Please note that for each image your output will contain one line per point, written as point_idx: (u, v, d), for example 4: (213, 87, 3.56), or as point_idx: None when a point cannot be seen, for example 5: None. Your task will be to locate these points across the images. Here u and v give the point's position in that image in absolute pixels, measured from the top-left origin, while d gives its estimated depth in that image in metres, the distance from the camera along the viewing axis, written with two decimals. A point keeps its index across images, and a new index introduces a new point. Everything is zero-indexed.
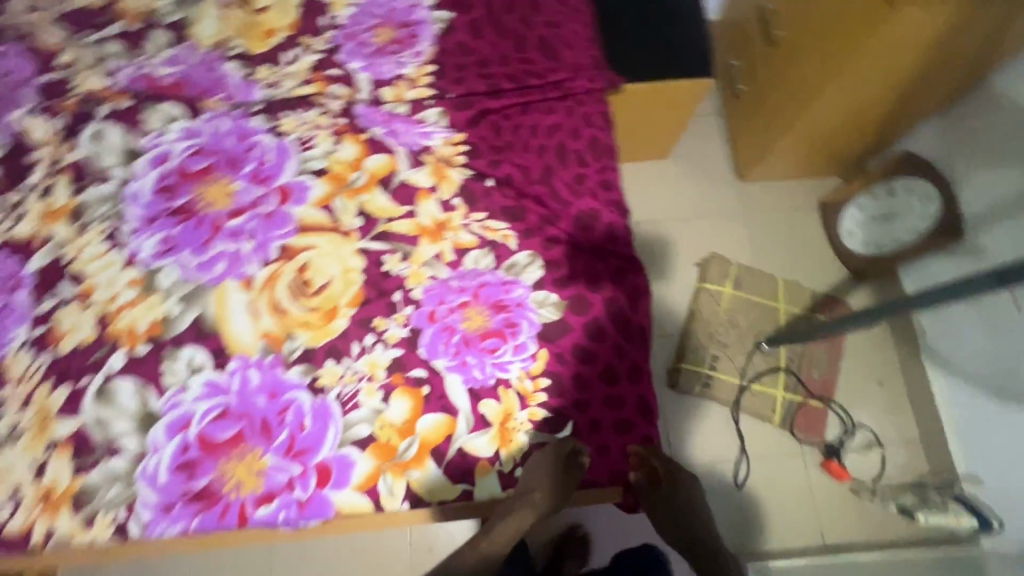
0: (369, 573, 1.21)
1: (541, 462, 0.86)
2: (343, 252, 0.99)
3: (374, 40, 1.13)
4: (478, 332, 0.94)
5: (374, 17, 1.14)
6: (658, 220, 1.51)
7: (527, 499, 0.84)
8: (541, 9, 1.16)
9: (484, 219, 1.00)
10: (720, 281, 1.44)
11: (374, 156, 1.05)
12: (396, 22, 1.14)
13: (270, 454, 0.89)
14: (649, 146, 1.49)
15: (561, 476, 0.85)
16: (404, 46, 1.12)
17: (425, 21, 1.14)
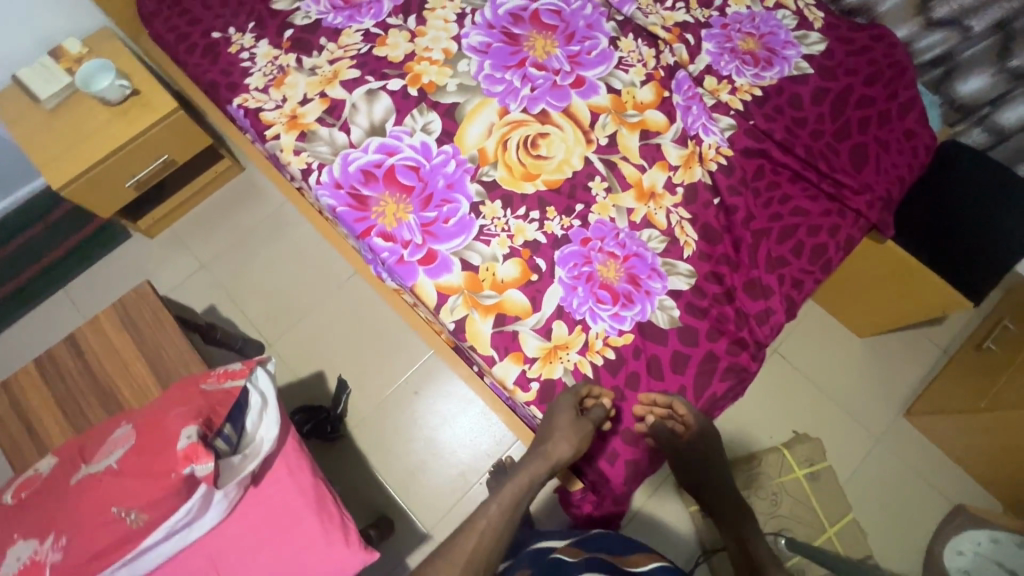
0: (377, 356, 1.48)
1: (561, 417, 0.89)
2: (575, 149, 1.13)
3: (738, 41, 1.22)
4: (602, 279, 1.03)
5: (754, 27, 1.23)
6: (796, 369, 1.48)
7: (544, 456, 0.87)
8: (886, 126, 1.15)
9: (685, 219, 1.07)
10: (800, 462, 1.36)
11: (656, 112, 1.16)
12: (767, 43, 1.22)
13: (414, 216, 1.09)
14: (855, 310, 1.43)
15: (579, 427, 0.88)
16: (754, 63, 1.20)
17: (787, 59, 1.20)
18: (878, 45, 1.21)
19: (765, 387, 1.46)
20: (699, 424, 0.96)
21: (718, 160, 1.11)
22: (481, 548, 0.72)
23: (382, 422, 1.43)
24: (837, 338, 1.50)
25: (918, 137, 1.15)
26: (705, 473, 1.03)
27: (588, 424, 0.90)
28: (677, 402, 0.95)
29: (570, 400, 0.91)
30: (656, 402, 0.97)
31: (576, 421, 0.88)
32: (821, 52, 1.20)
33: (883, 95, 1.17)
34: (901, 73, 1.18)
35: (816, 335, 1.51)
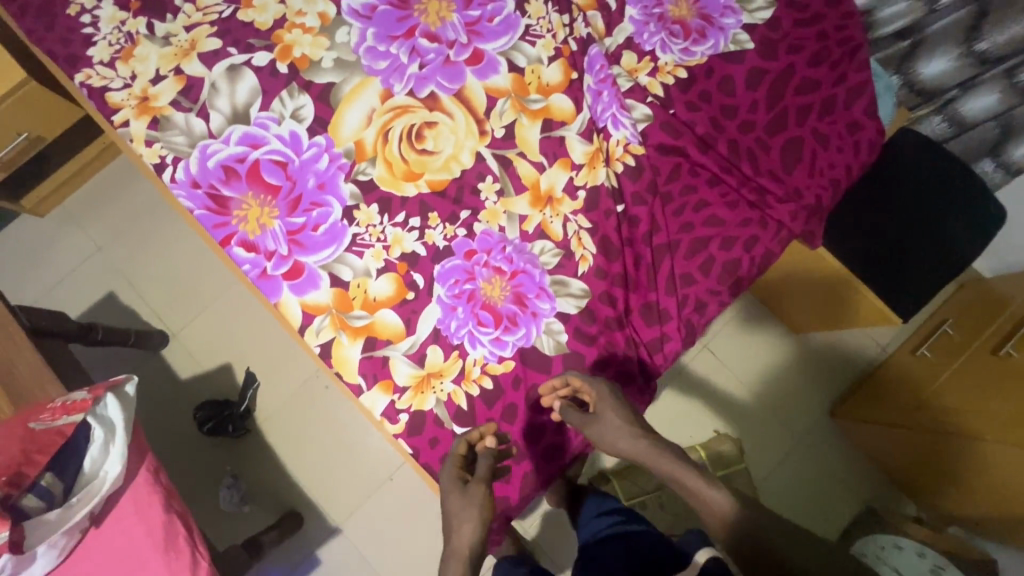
0: (283, 351, 1.42)
1: (451, 499, 0.84)
2: (465, 143, 0.99)
3: (668, 6, 1.03)
4: (485, 299, 0.93)
5: None
6: (755, 348, 1.41)
7: (457, 554, 0.82)
8: (829, 118, 0.99)
9: (583, 229, 0.95)
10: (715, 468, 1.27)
11: (563, 96, 1.00)
12: (700, 10, 1.03)
13: (279, 222, 0.96)
14: (791, 309, 1.33)
15: (467, 502, 0.83)
16: (683, 35, 1.02)
17: (722, 32, 1.02)
18: (831, 16, 1.03)
19: (726, 362, 1.40)
20: (598, 389, 0.87)
21: (627, 160, 0.97)
22: None
23: (291, 419, 1.39)
24: (773, 333, 1.42)
25: (863, 130, 1.00)
26: (629, 447, 0.86)
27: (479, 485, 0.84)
28: (571, 375, 0.88)
29: (451, 469, 0.85)
30: (557, 387, 0.89)
31: (462, 497, 0.83)
32: (764, 22, 1.02)
33: (829, 79, 1.00)
34: (853, 52, 1.01)
35: (764, 322, 1.43)
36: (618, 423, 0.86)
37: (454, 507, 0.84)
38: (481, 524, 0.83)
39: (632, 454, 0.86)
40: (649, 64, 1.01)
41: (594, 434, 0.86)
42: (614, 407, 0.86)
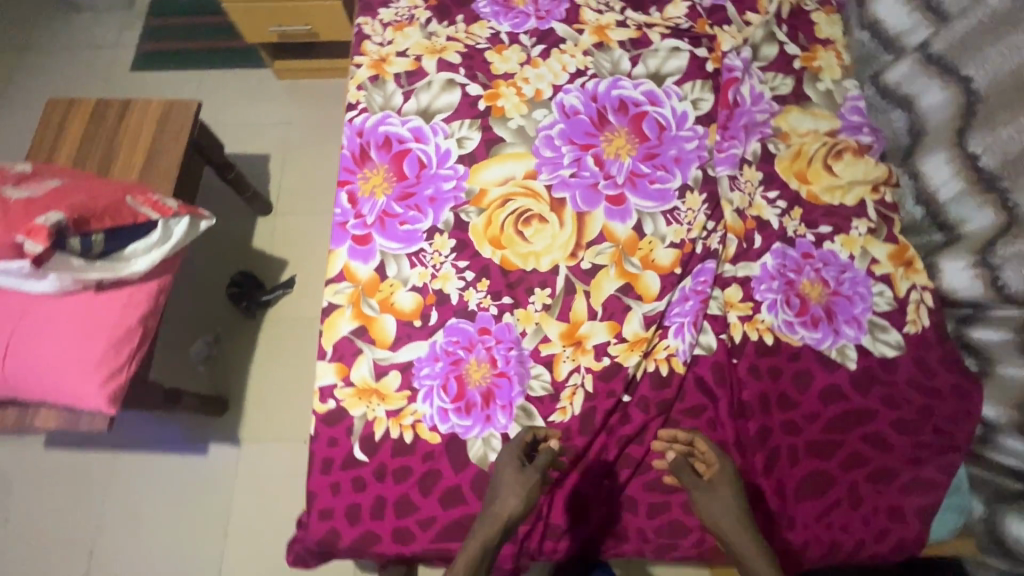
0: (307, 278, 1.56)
1: (504, 472, 0.86)
2: (554, 251, 1.06)
3: (803, 280, 1.02)
4: (464, 373, 0.97)
5: (832, 281, 1.02)
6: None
7: (494, 518, 0.83)
8: (873, 485, 0.90)
9: (582, 388, 0.96)
10: None
11: (657, 278, 1.03)
12: (830, 303, 1.00)
13: (385, 200, 1.10)
14: None
15: (519, 483, 0.84)
16: (797, 311, 0.99)
17: (833, 335, 0.98)
18: (952, 401, 0.93)
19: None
20: (723, 463, 0.86)
21: (663, 367, 0.96)
22: None
23: (282, 334, 1.51)
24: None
25: (900, 524, 0.88)
26: (732, 533, 0.81)
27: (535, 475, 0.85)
28: (699, 439, 0.89)
29: (512, 453, 0.88)
30: (677, 438, 0.91)
31: (517, 475, 0.85)
32: (882, 358, 0.97)
33: (901, 453, 0.91)
34: (945, 450, 0.91)
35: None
36: (729, 505, 0.83)
37: (505, 487, 0.85)
38: (527, 502, 0.83)
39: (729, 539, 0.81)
40: (746, 309, 1.00)
41: (704, 505, 0.84)
42: (733, 492, 0.84)
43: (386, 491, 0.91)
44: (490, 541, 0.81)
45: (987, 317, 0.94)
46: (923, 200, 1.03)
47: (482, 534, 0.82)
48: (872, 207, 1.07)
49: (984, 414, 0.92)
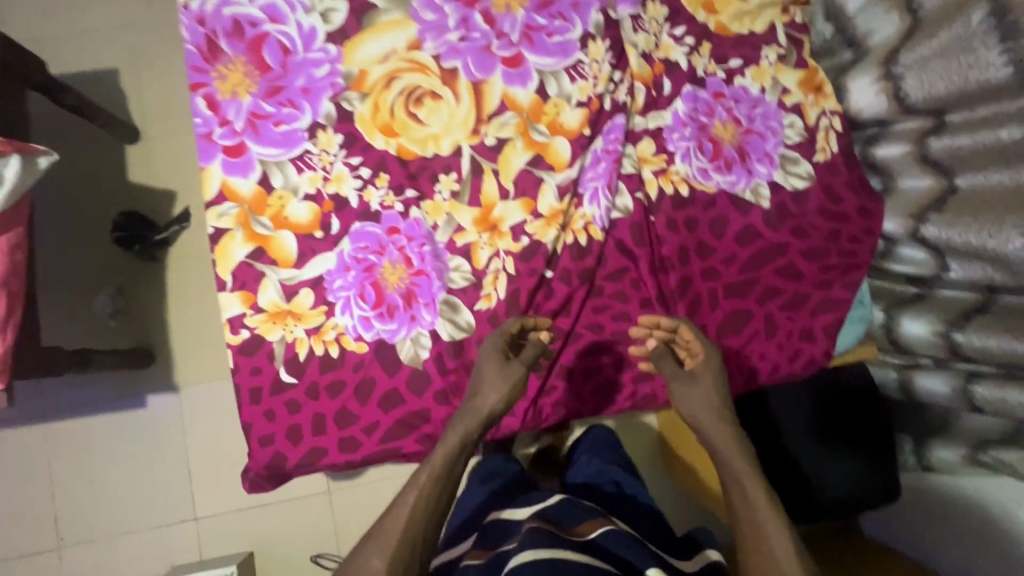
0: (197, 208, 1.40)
1: (487, 366, 0.83)
2: (454, 131, 0.96)
3: (715, 122, 0.97)
4: (380, 277, 0.92)
5: (744, 119, 0.98)
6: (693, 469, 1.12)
7: (473, 413, 0.81)
8: (786, 313, 0.95)
9: (505, 272, 0.93)
10: None
11: (567, 144, 0.96)
12: (743, 143, 0.97)
13: (251, 100, 0.95)
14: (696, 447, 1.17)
15: (500, 377, 0.82)
16: (710, 157, 0.97)
17: (746, 176, 0.97)
18: (858, 222, 0.96)
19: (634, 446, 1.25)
20: (707, 353, 0.83)
21: (582, 237, 0.93)
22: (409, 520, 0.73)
23: (191, 274, 1.39)
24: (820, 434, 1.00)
25: (811, 343, 0.94)
26: (708, 426, 0.79)
27: (517, 368, 0.83)
28: (684, 326, 0.85)
29: (495, 342, 0.85)
30: (658, 326, 0.87)
31: (501, 369, 0.82)
32: (793, 191, 0.97)
33: (811, 279, 0.95)
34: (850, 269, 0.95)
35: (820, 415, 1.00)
36: (710, 397, 0.80)
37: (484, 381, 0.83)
38: (508, 398, 0.82)
39: (706, 428, 0.78)
40: (660, 163, 0.96)
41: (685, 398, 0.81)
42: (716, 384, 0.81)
43: (324, 406, 0.90)
44: (468, 437, 0.80)
45: (889, 132, 0.93)
46: (832, 17, 0.98)
47: (465, 423, 0.81)
48: (782, 32, 1.01)
49: (883, 229, 0.95)
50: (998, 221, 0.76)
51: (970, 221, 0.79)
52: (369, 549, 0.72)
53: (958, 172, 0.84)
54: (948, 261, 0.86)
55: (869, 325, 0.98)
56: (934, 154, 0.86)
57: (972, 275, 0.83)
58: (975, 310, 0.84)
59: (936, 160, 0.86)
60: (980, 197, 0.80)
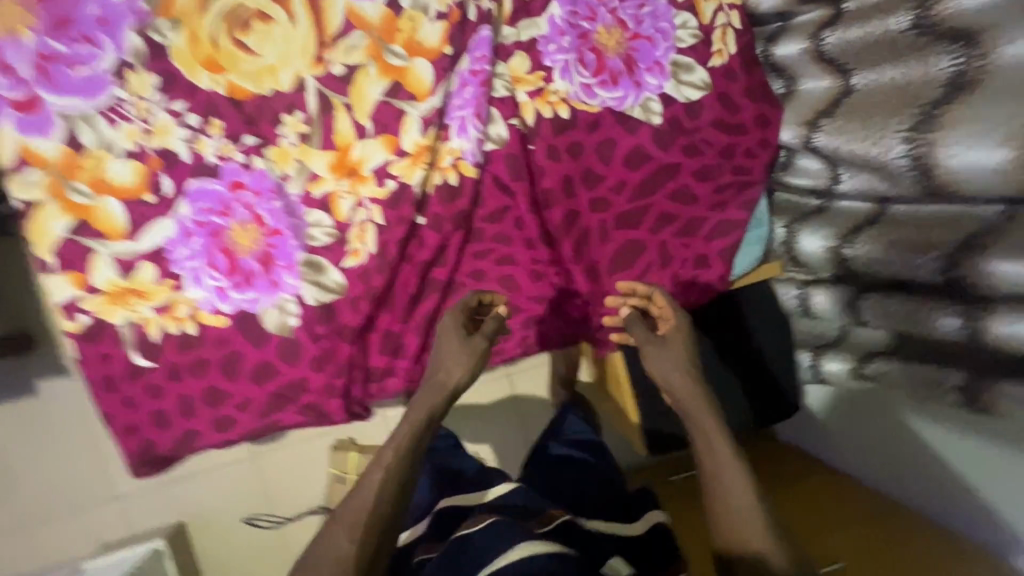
0: None
1: (447, 342, 0.75)
2: (293, 60, 0.81)
3: (597, 27, 0.85)
4: (230, 242, 0.82)
5: (630, 21, 0.85)
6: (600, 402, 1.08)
7: (436, 388, 0.74)
8: (680, 240, 0.89)
9: (372, 223, 0.84)
10: None
11: (428, 66, 0.83)
12: (629, 51, 0.86)
13: (34, 38, 0.76)
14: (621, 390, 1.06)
15: (465, 352, 0.74)
16: (593, 71, 0.85)
17: (634, 90, 0.86)
18: (755, 134, 0.88)
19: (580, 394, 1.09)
20: (679, 317, 0.78)
21: (453, 175, 0.83)
22: (374, 499, 0.69)
23: None
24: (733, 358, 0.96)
25: (708, 269, 0.90)
26: (683, 393, 0.75)
27: (478, 342, 0.75)
28: (658, 292, 0.80)
29: (453, 320, 0.76)
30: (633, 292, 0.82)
31: (462, 344, 0.75)
32: (687, 104, 0.87)
33: (706, 201, 0.88)
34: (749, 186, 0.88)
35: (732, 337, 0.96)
36: (682, 362, 0.76)
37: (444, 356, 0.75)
38: (473, 371, 0.74)
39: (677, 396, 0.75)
40: (536, 81, 0.84)
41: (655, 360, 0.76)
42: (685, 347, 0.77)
43: (187, 388, 0.83)
44: (435, 412, 0.74)
45: (789, 28, 0.83)
46: None
47: (425, 401, 0.74)
48: None
49: (779, 140, 0.87)
50: (881, 125, 0.68)
51: (857, 127, 0.71)
52: (330, 531, 0.67)
53: (854, 70, 0.75)
54: (839, 171, 0.78)
55: (766, 245, 0.93)
56: (829, 51, 0.77)
57: (860, 186, 0.75)
58: (865, 223, 0.78)
59: (832, 57, 0.77)
60: (869, 97, 0.72)
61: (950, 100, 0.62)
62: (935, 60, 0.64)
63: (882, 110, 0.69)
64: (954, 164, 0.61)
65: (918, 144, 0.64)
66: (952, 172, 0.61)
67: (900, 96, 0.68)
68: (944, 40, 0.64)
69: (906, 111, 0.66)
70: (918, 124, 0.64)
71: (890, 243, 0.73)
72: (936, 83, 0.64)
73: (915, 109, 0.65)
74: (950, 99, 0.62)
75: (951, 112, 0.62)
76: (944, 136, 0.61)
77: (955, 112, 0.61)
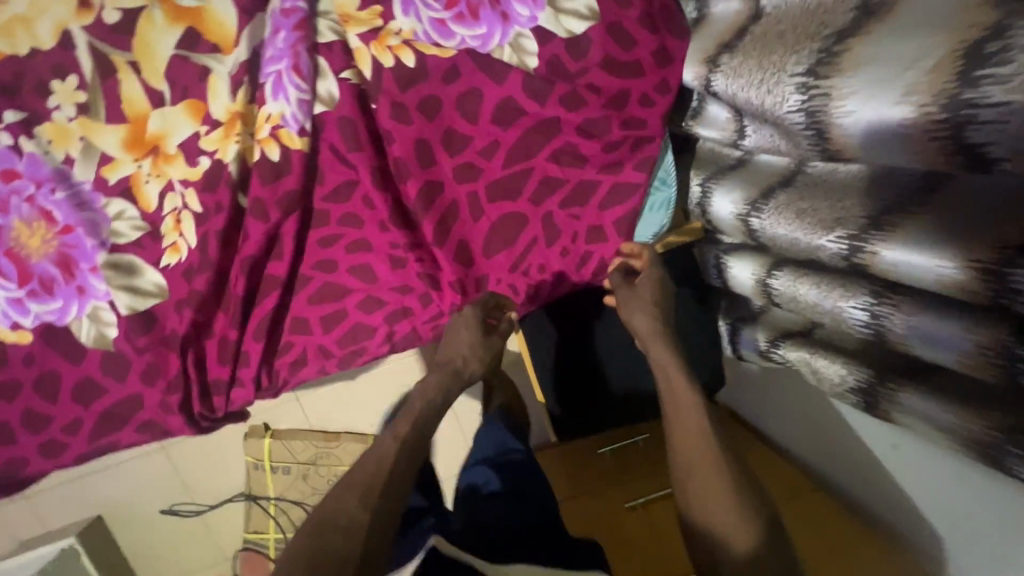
0: None
1: (461, 337, 0.71)
2: (51, 6, 0.63)
3: None
4: (15, 245, 0.68)
5: None
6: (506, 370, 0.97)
7: (445, 368, 0.69)
8: (570, 210, 0.75)
9: (188, 210, 0.69)
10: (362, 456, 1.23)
11: (229, 6, 0.65)
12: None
13: None
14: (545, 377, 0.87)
15: (483, 348, 0.71)
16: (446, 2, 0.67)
17: (500, 24, 0.68)
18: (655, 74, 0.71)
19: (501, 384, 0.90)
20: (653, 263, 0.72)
21: (274, 147, 0.67)
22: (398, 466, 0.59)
23: None
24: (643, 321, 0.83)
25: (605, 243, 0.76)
26: (648, 339, 0.68)
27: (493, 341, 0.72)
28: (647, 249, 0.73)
29: (474, 317, 0.71)
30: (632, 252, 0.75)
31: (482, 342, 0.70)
32: (570, 38, 0.69)
33: (599, 161, 0.73)
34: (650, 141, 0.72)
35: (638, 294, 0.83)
36: (653, 304, 0.70)
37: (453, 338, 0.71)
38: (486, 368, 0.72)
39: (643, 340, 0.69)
40: (371, 18, 0.67)
41: (631, 315, 0.70)
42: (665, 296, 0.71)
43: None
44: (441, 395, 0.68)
45: None
46: None
47: (434, 381, 0.68)
48: None
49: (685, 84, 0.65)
50: (778, 65, 0.52)
51: (754, 64, 0.55)
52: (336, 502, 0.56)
53: None
54: (744, 123, 0.64)
55: (677, 209, 0.77)
56: None
57: (766, 143, 0.61)
58: (776, 186, 0.62)
59: None
60: (772, 27, 0.55)
61: (858, 29, 0.46)
62: None
63: (783, 41, 0.52)
64: (851, 122, 0.45)
65: (813, 93, 0.48)
66: (847, 133, 0.46)
67: (807, 23, 0.51)
68: None
69: (807, 44, 0.49)
70: (817, 63, 0.48)
71: (797, 213, 0.58)
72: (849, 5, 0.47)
73: (817, 41, 0.49)
74: (859, 27, 0.46)
75: (856, 46, 0.45)
76: (842, 82, 0.45)
77: (861, 47, 0.45)
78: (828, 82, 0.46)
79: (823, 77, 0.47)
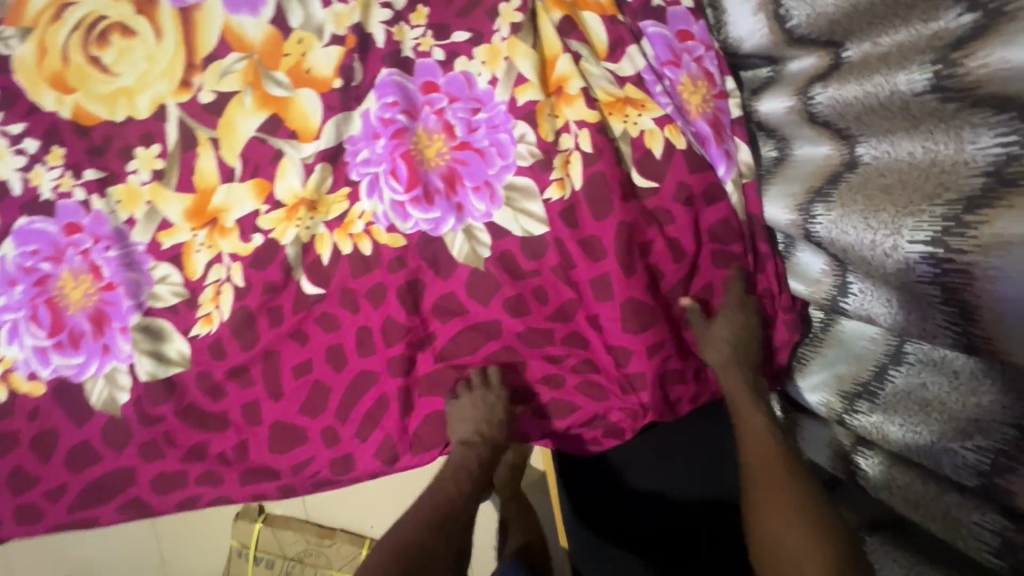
0: None
1: (473, 401, 0.66)
2: (154, 83, 0.67)
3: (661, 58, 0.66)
4: (58, 293, 0.67)
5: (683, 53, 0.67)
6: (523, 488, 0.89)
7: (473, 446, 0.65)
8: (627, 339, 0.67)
9: (230, 283, 0.68)
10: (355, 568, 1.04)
11: (316, 100, 0.67)
12: (717, 113, 0.67)
13: None
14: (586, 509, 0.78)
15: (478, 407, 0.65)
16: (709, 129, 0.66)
17: (724, 161, 0.66)
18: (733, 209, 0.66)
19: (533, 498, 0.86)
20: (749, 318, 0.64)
21: (366, 242, 0.67)
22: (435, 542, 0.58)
23: None
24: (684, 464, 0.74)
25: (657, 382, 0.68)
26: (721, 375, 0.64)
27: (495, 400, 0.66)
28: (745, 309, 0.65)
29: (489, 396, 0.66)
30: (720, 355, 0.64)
31: (471, 399, 0.66)
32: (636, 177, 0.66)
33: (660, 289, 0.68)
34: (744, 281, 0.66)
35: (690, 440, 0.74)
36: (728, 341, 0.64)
37: (458, 408, 0.66)
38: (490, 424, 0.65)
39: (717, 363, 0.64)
40: (561, 117, 0.66)
41: (705, 349, 0.65)
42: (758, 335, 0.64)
43: None
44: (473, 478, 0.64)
45: (781, 75, 0.64)
46: None
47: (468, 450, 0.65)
48: None
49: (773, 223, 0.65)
50: (894, 226, 0.51)
51: (865, 215, 0.54)
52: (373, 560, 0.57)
53: (859, 136, 0.56)
54: (847, 279, 0.59)
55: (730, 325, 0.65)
56: (821, 111, 0.59)
57: (874, 308, 0.56)
58: (889, 364, 0.57)
59: (826, 119, 0.59)
60: (873, 179, 0.54)
61: (989, 201, 0.44)
62: (967, 136, 0.46)
63: (895, 198, 0.51)
64: (1001, 304, 0.44)
65: (949, 266, 0.47)
66: (997, 312, 0.44)
67: (922, 180, 0.50)
68: (985, 107, 0.45)
69: (926, 206, 0.48)
70: (943, 232, 0.47)
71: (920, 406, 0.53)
72: (976, 171, 0.45)
73: (939, 204, 0.47)
74: (993, 197, 0.44)
75: (992, 218, 0.44)
76: (985, 261, 0.44)
77: (995, 221, 0.44)
78: (966, 258, 0.45)
79: (956, 251, 0.46)
